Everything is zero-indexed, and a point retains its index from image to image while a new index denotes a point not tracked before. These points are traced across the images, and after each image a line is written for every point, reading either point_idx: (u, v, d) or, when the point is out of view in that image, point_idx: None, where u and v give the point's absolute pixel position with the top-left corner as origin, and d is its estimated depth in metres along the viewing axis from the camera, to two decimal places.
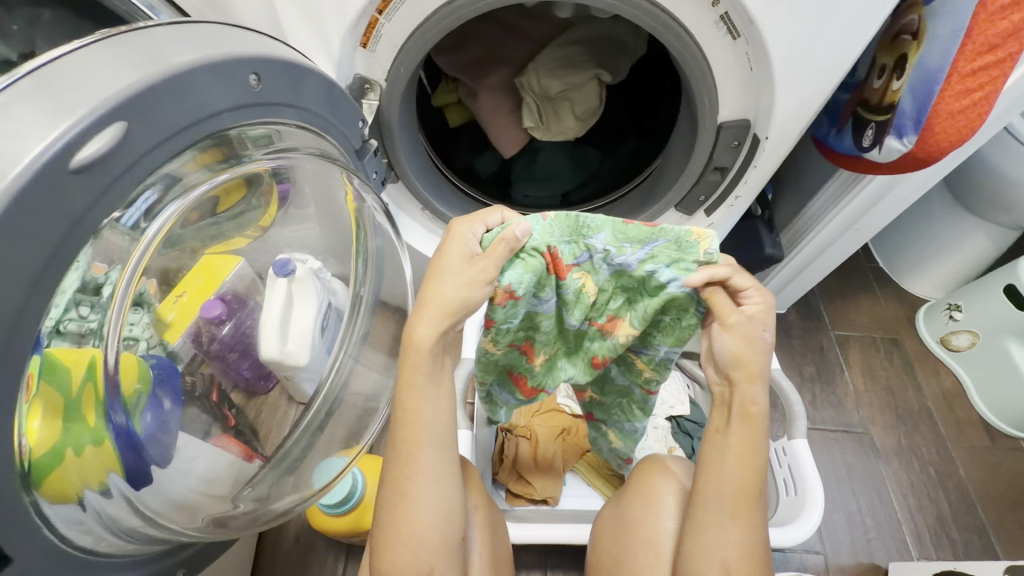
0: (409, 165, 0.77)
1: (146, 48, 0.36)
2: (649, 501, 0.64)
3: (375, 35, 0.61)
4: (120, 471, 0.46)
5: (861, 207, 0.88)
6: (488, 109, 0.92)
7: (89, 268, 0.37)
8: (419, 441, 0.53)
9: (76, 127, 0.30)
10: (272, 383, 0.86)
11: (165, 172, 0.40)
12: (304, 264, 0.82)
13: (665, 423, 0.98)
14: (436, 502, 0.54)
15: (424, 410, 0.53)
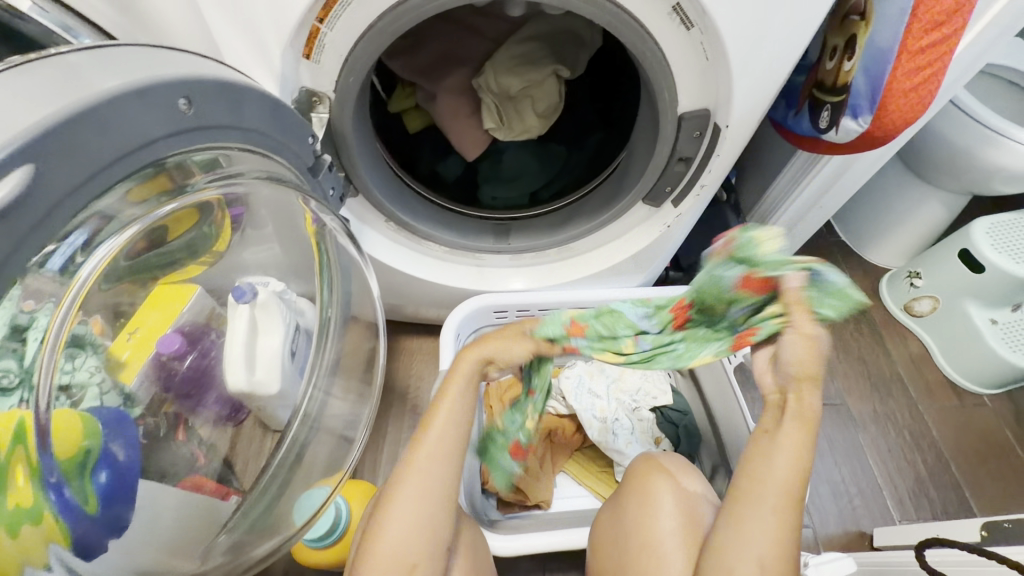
0: (368, 177, 0.73)
1: (55, 78, 0.32)
2: (647, 506, 0.63)
3: (318, 45, 0.57)
4: (67, 544, 0.44)
5: (822, 186, 0.89)
6: (448, 112, 0.89)
7: (19, 309, 0.34)
8: (442, 455, 0.61)
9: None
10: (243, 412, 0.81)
11: (99, 210, 0.37)
12: (265, 287, 0.79)
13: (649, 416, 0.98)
14: (438, 484, 0.60)
15: (452, 424, 0.62)
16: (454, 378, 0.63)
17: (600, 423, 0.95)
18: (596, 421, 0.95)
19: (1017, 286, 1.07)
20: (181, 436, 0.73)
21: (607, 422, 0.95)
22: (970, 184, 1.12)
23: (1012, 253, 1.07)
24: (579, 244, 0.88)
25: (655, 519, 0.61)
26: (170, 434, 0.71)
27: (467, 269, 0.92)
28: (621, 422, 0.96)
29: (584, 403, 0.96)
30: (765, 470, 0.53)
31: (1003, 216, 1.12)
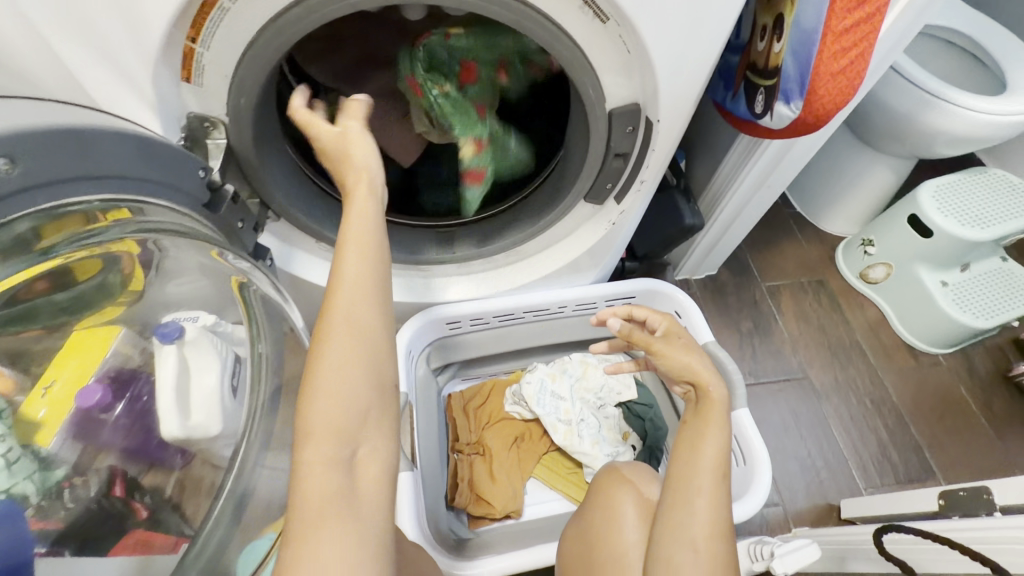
0: (286, 200, 0.68)
1: None
2: (611, 517, 0.62)
3: (198, 65, 0.52)
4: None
5: (767, 166, 0.87)
6: (376, 119, 0.83)
7: None
8: (350, 404, 0.46)
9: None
10: (188, 455, 0.75)
11: None
12: (194, 323, 0.72)
13: (615, 413, 0.98)
14: (355, 386, 0.46)
15: (354, 350, 0.47)
16: (345, 308, 0.49)
17: (566, 427, 0.94)
18: (561, 425, 0.94)
19: (964, 248, 1.09)
20: (118, 491, 0.68)
21: (573, 425, 0.94)
22: (914, 148, 1.12)
23: (957, 215, 1.08)
24: (527, 247, 0.85)
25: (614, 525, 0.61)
26: (106, 491, 0.67)
27: (414, 282, 0.88)
28: (587, 423, 0.95)
29: (548, 409, 0.95)
30: (686, 465, 0.56)
31: (948, 178, 1.13)
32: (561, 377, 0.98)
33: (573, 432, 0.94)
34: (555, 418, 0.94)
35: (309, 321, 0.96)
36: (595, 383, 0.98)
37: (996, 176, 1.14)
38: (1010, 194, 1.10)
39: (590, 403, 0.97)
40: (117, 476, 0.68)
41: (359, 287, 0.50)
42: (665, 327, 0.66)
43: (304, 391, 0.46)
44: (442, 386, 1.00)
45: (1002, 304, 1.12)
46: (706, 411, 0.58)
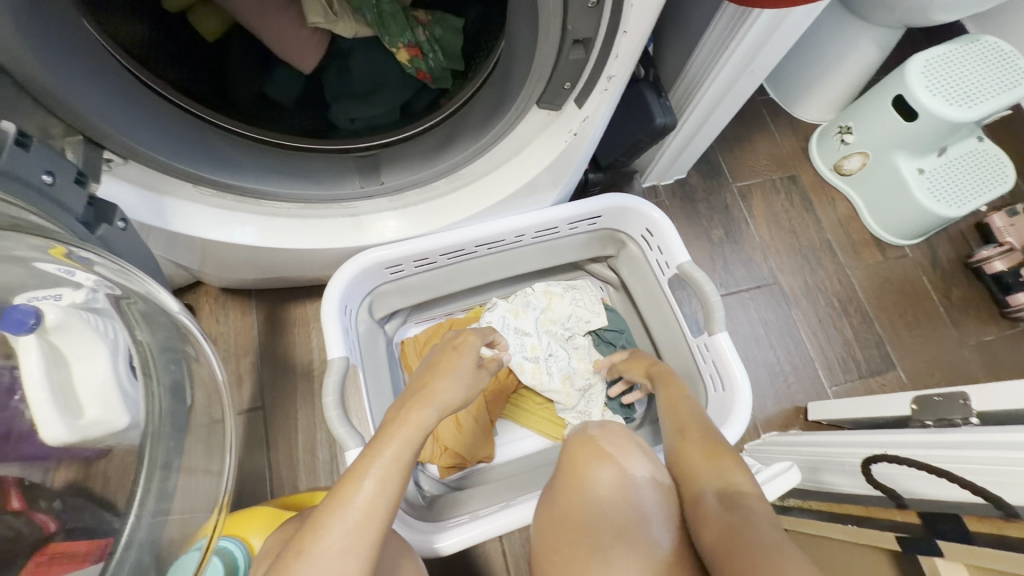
0: (127, 131, 0.53)
1: None
2: (587, 493, 0.54)
3: None
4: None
5: (751, 48, 0.72)
6: (248, 6, 0.61)
7: None
8: (363, 543, 0.42)
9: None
10: (96, 454, 0.56)
11: None
12: (57, 302, 0.53)
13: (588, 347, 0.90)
14: (348, 517, 0.43)
15: (392, 488, 0.46)
16: (410, 425, 0.51)
17: (534, 365, 0.86)
18: (528, 363, 0.86)
19: (946, 131, 1.00)
20: (16, 505, 0.51)
21: (541, 362, 0.86)
22: (904, 16, 0.98)
23: (947, 93, 0.97)
24: (472, 169, 0.70)
25: (594, 500, 0.53)
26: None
27: (339, 221, 0.72)
28: (557, 359, 0.87)
29: (514, 348, 0.86)
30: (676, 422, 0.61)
31: (938, 49, 1.01)
32: (525, 313, 0.88)
33: (542, 369, 0.86)
34: (520, 355, 0.86)
35: (220, 278, 0.80)
36: (563, 316, 0.89)
37: (987, 44, 1.02)
38: (1001, 65, 1.00)
39: (558, 338, 0.89)
40: (10, 486, 0.52)
41: (404, 429, 0.50)
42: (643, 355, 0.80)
43: (346, 479, 0.46)
44: (394, 333, 0.88)
45: (976, 188, 1.07)
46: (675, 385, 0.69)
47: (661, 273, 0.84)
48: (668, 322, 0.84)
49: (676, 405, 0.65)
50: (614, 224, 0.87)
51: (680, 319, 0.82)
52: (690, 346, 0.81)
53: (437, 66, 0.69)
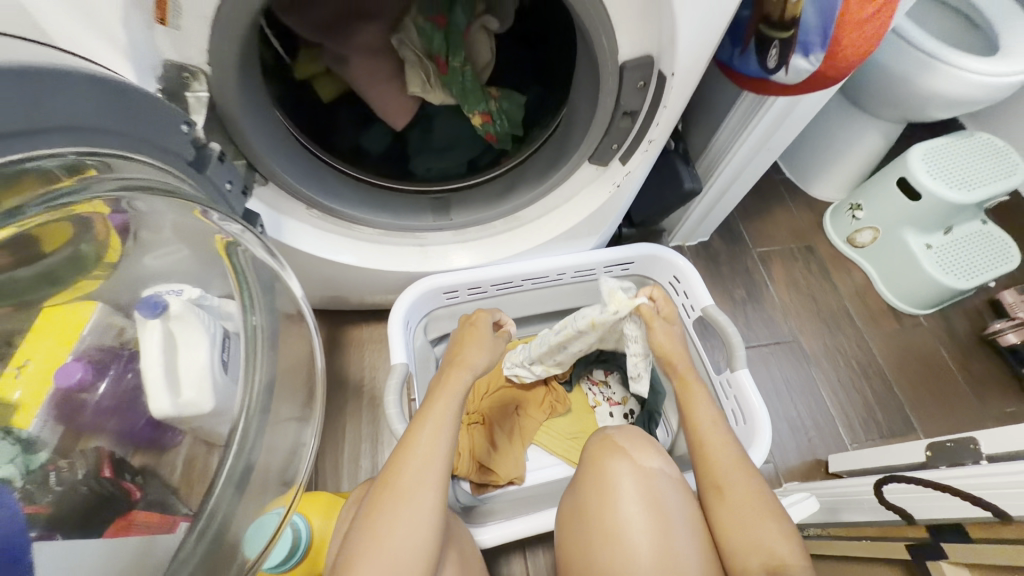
0: (275, 161, 0.66)
1: None
2: (609, 485, 0.58)
3: (173, 8, 0.48)
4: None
5: (768, 128, 0.86)
6: (362, 77, 0.78)
7: None
8: (431, 472, 0.53)
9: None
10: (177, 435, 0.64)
11: None
12: (178, 296, 0.64)
13: (623, 303, 0.74)
14: (416, 457, 0.54)
15: (447, 433, 0.56)
16: (453, 388, 0.60)
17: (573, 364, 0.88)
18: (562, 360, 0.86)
19: (950, 211, 1.10)
20: (107, 472, 0.57)
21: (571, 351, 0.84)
22: (905, 112, 1.12)
23: (945, 178, 1.09)
24: (526, 213, 0.82)
25: (618, 493, 0.57)
26: (94, 473, 0.56)
27: (410, 250, 0.85)
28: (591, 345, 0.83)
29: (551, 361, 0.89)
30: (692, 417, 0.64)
31: (937, 141, 1.14)
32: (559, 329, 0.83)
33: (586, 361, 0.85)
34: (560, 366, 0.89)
35: None
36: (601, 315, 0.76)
37: (981, 138, 1.15)
38: (996, 157, 1.12)
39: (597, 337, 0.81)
40: (104, 457, 0.57)
41: (446, 391, 0.60)
42: (668, 309, 0.74)
43: (408, 430, 0.56)
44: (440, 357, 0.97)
45: (983, 264, 1.15)
46: (689, 394, 0.66)
47: (687, 316, 0.92)
48: (692, 362, 0.91)
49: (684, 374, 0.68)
50: (645, 271, 0.97)
51: (703, 359, 0.90)
52: (713, 383, 0.87)
53: (502, 132, 0.83)
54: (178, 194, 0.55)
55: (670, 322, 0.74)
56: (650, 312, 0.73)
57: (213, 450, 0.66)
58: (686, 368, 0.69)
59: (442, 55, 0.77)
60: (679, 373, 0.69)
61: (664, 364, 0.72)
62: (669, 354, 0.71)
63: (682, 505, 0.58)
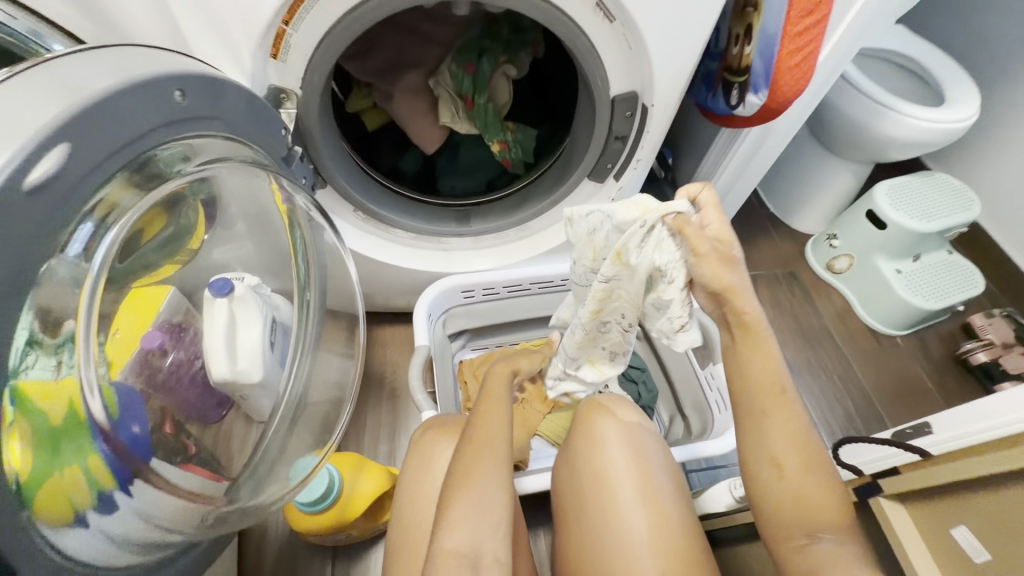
0: (336, 170, 0.81)
1: (56, 85, 0.34)
2: (596, 439, 0.69)
3: (285, 46, 0.62)
4: (52, 522, 0.38)
5: (742, 158, 1.01)
6: (405, 111, 0.94)
7: (46, 306, 0.38)
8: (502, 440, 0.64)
9: (28, 147, 0.30)
10: (226, 407, 0.76)
11: (101, 201, 0.40)
12: (241, 282, 0.75)
13: (651, 216, 0.63)
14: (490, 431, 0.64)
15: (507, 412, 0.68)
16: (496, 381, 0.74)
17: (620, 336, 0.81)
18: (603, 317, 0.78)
19: (914, 239, 1.23)
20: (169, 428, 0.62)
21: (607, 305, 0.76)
22: (871, 154, 1.28)
23: (908, 210, 1.23)
24: (536, 223, 0.96)
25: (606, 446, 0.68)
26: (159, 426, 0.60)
27: (435, 254, 0.99)
28: (636, 299, 0.72)
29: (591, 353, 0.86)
30: (737, 368, 0.62)
31: (901, 179, 1.29)
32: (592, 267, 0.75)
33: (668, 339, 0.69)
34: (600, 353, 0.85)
35: None
36: (630, 240, 0.65)
37: (941, 178, 1.29)
38: (954, 194, 1.26)
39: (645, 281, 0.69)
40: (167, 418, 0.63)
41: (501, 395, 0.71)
42: (718, 234, 0.61)
43: (480, 410, 0.68)
44: (455, 352, 1.09)
45: (950, 289, 1.26)
46: (750, 335, 0.61)
47: None
48: (680, 360, 1.02)
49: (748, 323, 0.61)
50: None
51: (690, 356, 1.00)
52: (698, 378, 0.97)
53: (517, 158, 0.99)
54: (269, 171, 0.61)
55: (719, 240, 0.61)
56: (685, 225, 0.61)
57: (256, 425, 0.78)
58: (763, 336, 0.61)
59: (469, 95, 0.93)
60: (738, 322, 0.61)
61: (719, 305, 0.62)
62: (723, 282, 0.60)
63: (665, 463, 0.68)
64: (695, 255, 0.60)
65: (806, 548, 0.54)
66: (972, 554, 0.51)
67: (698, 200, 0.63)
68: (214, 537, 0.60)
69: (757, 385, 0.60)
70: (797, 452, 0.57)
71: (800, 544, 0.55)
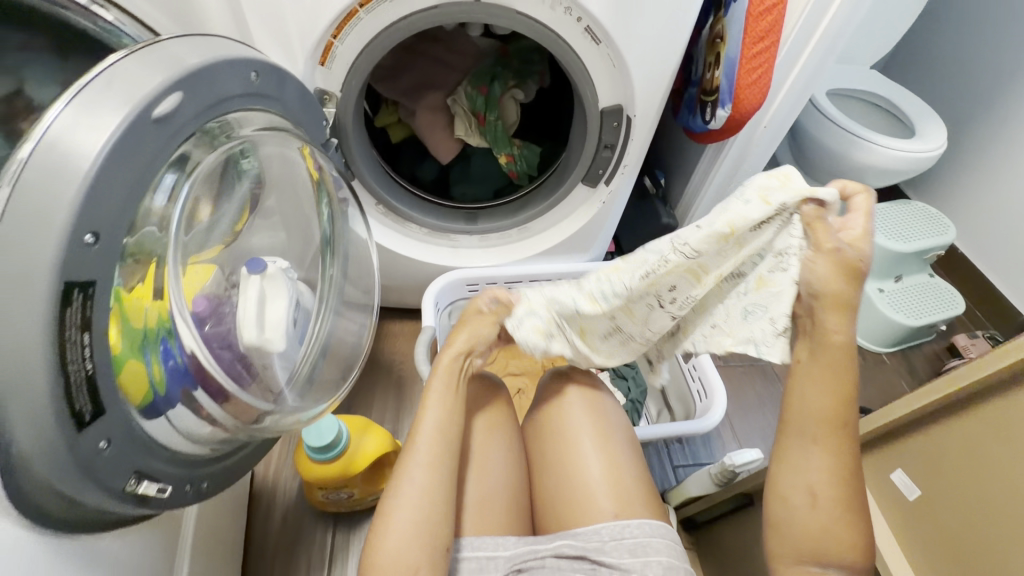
0: (364, 168, 0.94)
1: (165, 52, 0.46)
2: (563, 414, 0.68)
3: (332, 56, 0.76)
4: (139, 405, 0.50)
5: (726, 175, 1.12)
6: (426, 124, 1.07)
7: (144, 224, 0.49)
8: (439, 466, 0.56)
9: (159, 88, 0.43)
10: (250, 377, 0.72)
11: (180, 153, 0.51)
12: (273, 264, 0.79)
13: (787, 197, 0.60)
14: (422, 454, 0.57)
15: (451, 422, 0.60)
16: (444, 371, 0.63)
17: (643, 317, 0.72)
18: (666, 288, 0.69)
19: (893, 259, 1.31)
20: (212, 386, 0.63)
21: (705, 270, 0.66)
22: (851, 181, 1.38)
23: (886, 232, 1.32)
24: (536, 224, 1.07)
25: (571, 417, 0.68)
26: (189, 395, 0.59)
27: (444, 250, 1.10)
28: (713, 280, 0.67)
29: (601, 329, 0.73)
30: (801, 388, 0.59)
31: (881, 205, 1.38)
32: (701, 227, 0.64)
33: (720, 345, 0.70)
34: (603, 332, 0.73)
35: None
36: (749, 214, 0.61)
37: (920, 206, 1.38)
38: (929, 220, 1.35)
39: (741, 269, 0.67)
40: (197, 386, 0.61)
41: (456, 372, 0.64)
42: (853, 242, 0.59)
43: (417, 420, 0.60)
44: None
45: (930, 309, 1.33)
46: (827, 356, 0.58)
47: None
48: None
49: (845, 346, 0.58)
50: None
51: None
52: (682, 371, 1.04)
53: (522, 170, 1.12)
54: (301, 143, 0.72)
55: (847, 251, 0.58)
56: (818, 220, 0.59)
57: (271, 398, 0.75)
58: (844, 363, 0.58)
59: (482, 112, 1.07)
60: (831, 342, 0.58)
61: (808, 310, 0.60)
62: (830, 289, 0.58)
63: (628, 436, 0.69)
64: (817, 258, 0.59)
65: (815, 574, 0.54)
66: (906, 492, 0.59)
67: (851, 203, 0.63)
68: (224, 467, 0.63)
69: (816, 418, 0.57)
70: (833, 484, 0.55)
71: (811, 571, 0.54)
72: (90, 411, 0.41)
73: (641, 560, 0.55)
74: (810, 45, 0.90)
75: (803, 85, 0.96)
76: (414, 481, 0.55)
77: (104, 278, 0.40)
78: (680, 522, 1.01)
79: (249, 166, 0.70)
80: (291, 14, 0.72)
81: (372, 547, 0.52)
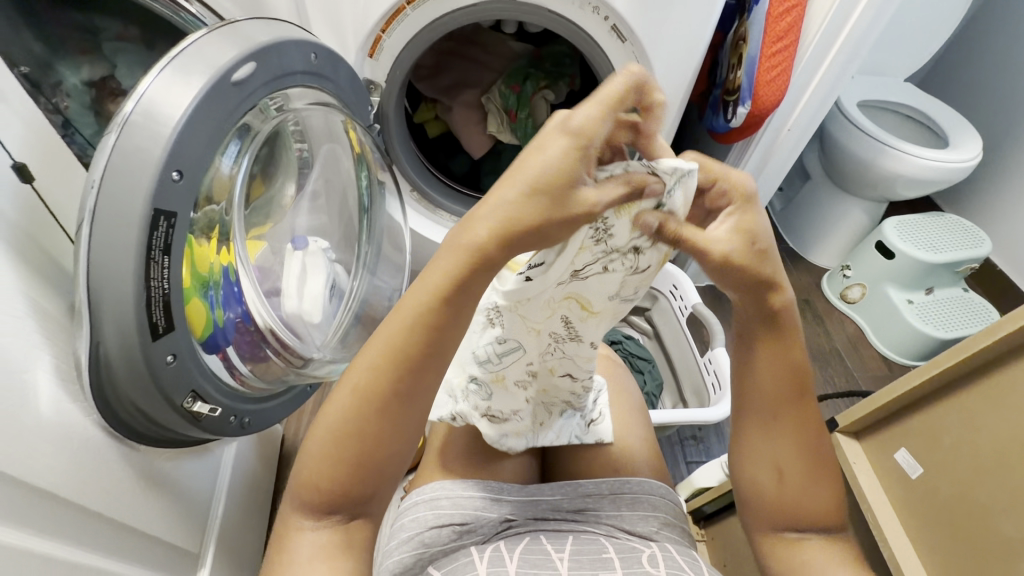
0: (402, 155, 1.00)
1: (242, 29, 0.53)
2: None
3: (380, 48, 0.85)
4: (201, 338, 0.58)
5: (750, 176, 1.14)
6: (461, 120, 1.15)
7: (215, 180, 0.56)
8: (412, 384, 0.41)
9: (237, 58, 0.50)
10: (285, 347, 0.77)
11: (245, 123, 0.58)
12: (316, 243, 0.87)
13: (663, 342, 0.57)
14: (394, 366, 0.40)
15: (449, 330, 0.41)
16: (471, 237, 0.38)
17: (522, 389, 0.57)
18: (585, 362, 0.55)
19: (923, 270, 1.29)
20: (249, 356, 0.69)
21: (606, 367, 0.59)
22: (882, 191, 1.37)
23: (915, 242, 1.30)
24: None
25: None
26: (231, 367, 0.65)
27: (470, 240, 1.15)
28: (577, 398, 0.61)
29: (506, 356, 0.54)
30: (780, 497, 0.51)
31: (913, 216, 1.36)
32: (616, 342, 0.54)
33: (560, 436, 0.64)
34: (489, 343, 0.53)
35: None
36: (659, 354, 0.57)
37: (954, 218, 1.36)
38: (963, 232, 1.33)
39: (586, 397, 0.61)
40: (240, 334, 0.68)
41: (477, 263, 0.38)
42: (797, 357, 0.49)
43: (409, 298, 0.40)
44: None
45: (960, 323, 1.30)
46: (807, 463, 0.50)
47: (681, 315, 1.10)
48: (683, 350, 1.10)
49: (796, 371, 0.49)
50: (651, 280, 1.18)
51: (692, 347, 1.08)
52: (698, 364, 1.05)
53: None
54: (344, 121, 0.79)
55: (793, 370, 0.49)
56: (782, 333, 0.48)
57: (293, 361, 0.78)
58: (827, 468, 0.50)
59: (513, 109, 1.13)
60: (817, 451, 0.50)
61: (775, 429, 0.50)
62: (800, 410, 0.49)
63: (651, 459, 0.67)
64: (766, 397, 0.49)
65: (795, 544, 0.51)
66: (908, 470, 0.65)
67: None
68: (247, 425, 0.67)
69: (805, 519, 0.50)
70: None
71: (788, 540, 0.51)
72: (163, 325, 0.48)
73: (638, 513, 0.59)
74: (834, 49, 0.93)
75: (828, 87, 0.99)
76: (379, 414, 0.41)
77: (183, 212, 0.48)
78: (689, 513, 1.01)
79: (299, 143, 0.78)
80: (347, 10, 0.80)
81: (311, 471, 0.42)
